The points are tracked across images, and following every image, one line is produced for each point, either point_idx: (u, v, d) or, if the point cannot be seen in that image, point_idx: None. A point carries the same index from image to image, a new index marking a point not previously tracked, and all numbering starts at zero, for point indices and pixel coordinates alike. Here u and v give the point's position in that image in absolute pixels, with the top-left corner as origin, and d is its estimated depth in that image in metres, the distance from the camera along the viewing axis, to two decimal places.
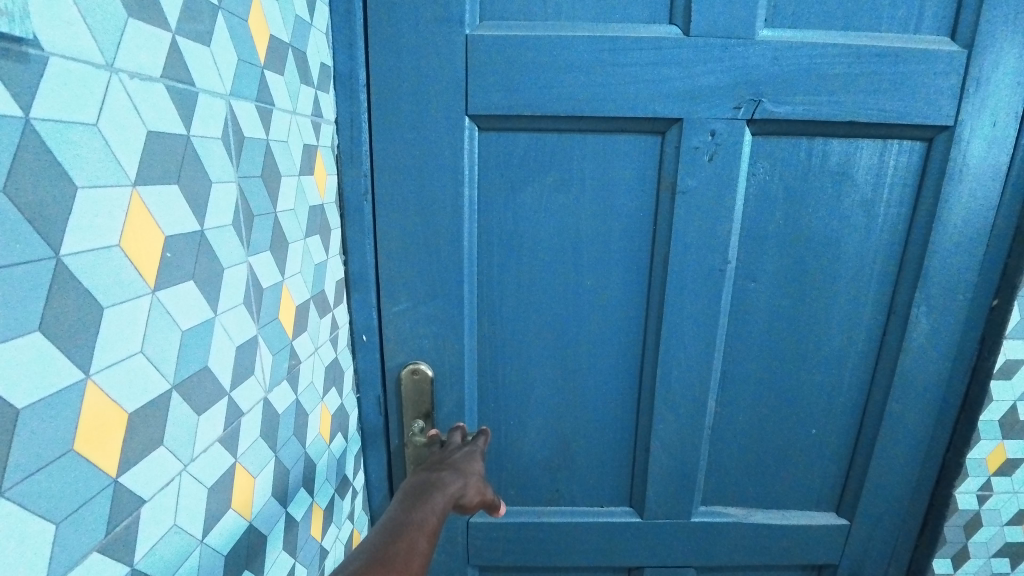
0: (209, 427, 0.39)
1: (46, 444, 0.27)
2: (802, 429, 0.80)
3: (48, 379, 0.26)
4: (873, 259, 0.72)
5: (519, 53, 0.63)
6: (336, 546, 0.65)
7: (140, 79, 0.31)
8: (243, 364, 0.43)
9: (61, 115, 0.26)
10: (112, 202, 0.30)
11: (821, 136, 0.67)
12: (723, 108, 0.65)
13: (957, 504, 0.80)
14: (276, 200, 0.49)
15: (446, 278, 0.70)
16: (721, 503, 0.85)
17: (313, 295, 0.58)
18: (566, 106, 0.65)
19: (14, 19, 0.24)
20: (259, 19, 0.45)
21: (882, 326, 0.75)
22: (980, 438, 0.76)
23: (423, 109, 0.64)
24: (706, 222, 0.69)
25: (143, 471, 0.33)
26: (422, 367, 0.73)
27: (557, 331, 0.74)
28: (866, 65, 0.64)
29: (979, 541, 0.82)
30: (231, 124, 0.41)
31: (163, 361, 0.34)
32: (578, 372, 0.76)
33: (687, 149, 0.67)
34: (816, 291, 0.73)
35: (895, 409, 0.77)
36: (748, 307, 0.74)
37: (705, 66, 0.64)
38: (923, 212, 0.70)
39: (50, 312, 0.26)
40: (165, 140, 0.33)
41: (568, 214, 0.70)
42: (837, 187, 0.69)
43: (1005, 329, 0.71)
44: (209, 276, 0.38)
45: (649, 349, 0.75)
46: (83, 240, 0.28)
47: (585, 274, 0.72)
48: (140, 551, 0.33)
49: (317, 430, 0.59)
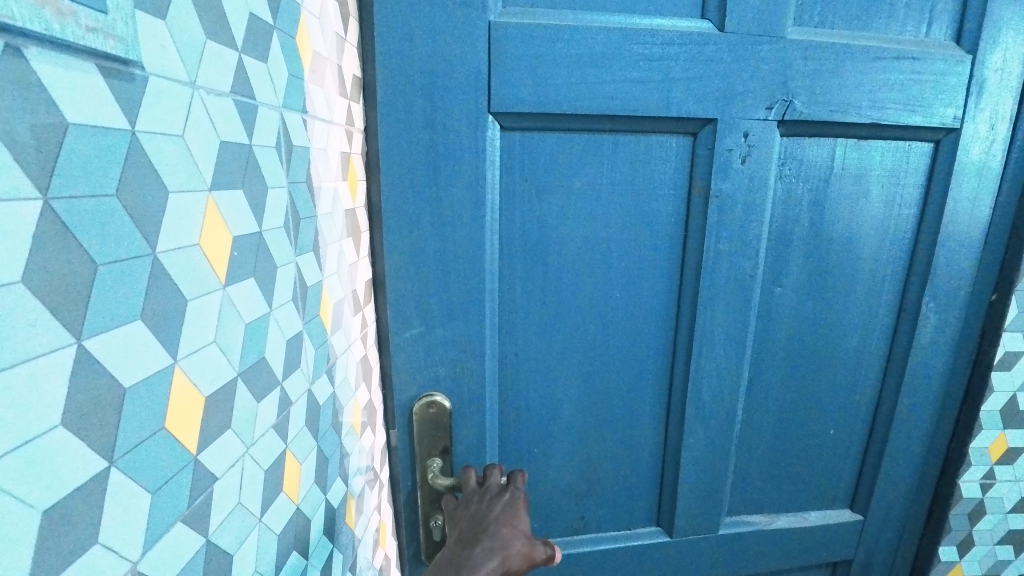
0: (265, 415, 0.42)
1: (145, 421, 0.30)
2: (820, 428, 0.85)
3: (143, 364, 0.30)
4: (887, 263, 0.78)
5: (541, 60, 0.66)
6: (365, 536, 0.68)
7: (214, 95, 0.34)
8: (293, 357, 0.47)
9: (156, 128, 0.30)
10: (193, 206, 0.33)
11: (848, 136, 0.72)
12: (757, 110, 0.70)
13: (962, 492, 0.88)
14: (317, 204, 0.52)
15: (472, 286, 0.72)
16: (745, 513, 0.89)
17: (346, 294, 0.61)
18: (597, 107, 0.68)
19: (127, 44, 0.27)
20: (304, 38, 0.49)
21: (893, 324, 0.81)
22: (982, 429, 0.85)
23: (448, 119, 0.67)
24: (737, 227, 0.74)
25: (214, 450, 0.36)
26: (438, 397, 0.76)
27: (586, 344, 0.77)
28: (884, 64, 0.69)
29: (984, 529, 0.91)
30: (282, 135, 0.44)
31: (229, 350, 0.37)
32: (596, 371, 0.79)
33: (721, 151, 0.70)
34: (837, 295, 0.78)
35: (905, 402, 0.84)
36: (776, 314, 0.79)
37: (733, 66, 0.68)
38: (931, 212, 0.76)
39: (146, 305, 0.30)
40: (233, 149, 0.37)
41: (593, 222, 0.73)
42: (857, 185, 0.74)
43: (1004, 323, 0.79)
44: (265, 275, 0.42)
45: (681, 360, 0.79)
46: (169, 240, 0.31)
47: (612, 284, 0.75)
48: (213, 523, 0.36)
49: (352, 422, 0.63)
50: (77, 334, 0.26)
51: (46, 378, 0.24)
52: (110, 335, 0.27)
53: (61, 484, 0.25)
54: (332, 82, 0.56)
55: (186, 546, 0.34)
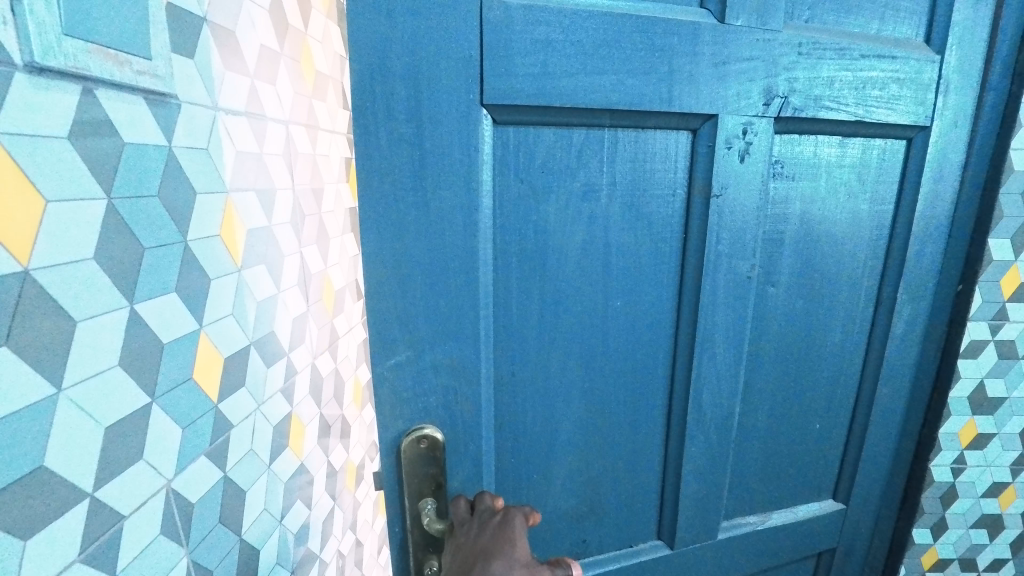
0: (194, 442, 0.39)
1: (22, 455, 0.27)
2: (809, 425, 0.88)
3: (14, 396, 0.26)
4: (865, 262, 0.82)
5: (541, 42, 0.59)
6: (337, 557, 0.65)
7: (117, 91, 0.31)
8: (233, 379, 0.43)
9: (31, 131, 0.26)
10: (87, 217, 0.29)
11: (836, 133, 0.75)
12: (754, 105, 0.69)
13: (932, 475, 0.91)
14: (274, 211, 0.48)
15: (462, 309, 0.63)
16: (741, 515, 0.91)
17: (346, 284, 0.67)
18: (598, 101, 0.63)
19: None
20: (308, 60, 0.55)
21: (871, 316, 0.85)
22: (950, 414, 0.88)
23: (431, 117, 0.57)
24: (738, 229, 0.73)
25: (121, 485, 0.32)
26: (428, 429, 0.65)
27: (587, 350, 0.73)
28: (869, 59, 0.71)
29: (956, 513, 0.94)
30: (218, 135, 0.40)
31: (139, 374, 0.33)
32: (604, 378, 0.75)
33: (720, 149, 0.69)
34: (824, 293, 0.81)
35: (882, 395, 0.88)
36: (770, 316, 0.80)
37: (730, 59, 0.66)
38: (905, 207, 0.80)
39: (21, 330, 0.26)
40: (145, 154, 0.33)
41: (595, 225, 0.69)
42: (851, 181, 0.78)
43: (969, 312, 0.83)
44: (192, 289, 0.38)
45: (682, 365, 0.77)
46: (49, 255, 0.27)
47: (614, 294, 0.72)
48: (121, 562, 0.33)
49: (317, 443, 0.59)
50: None
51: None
52: None
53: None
54: (332, 96, 0.62)
55: None
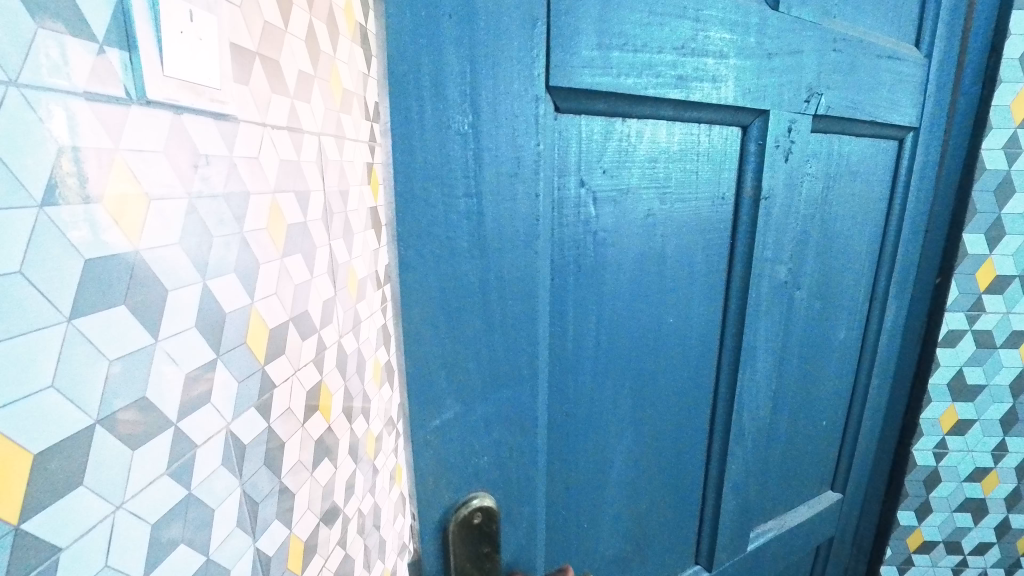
0: (245, 395, 0.47)
1: (131, 388, 0.35)
2: (815, 423, 1.14)
3: (126, 342, 0.35)
4: (858, 271, 1.06)
5: (612, 32, 0.64)
6: (359, 516, 0.74)
7: (195, 115, 0.40)
8: (275, 346, 0.52)
9: (137, 145, 0.35)
10: (174, 210, 0.38)
11: (852, 132, 0.94)
12: (798, 102, 0.83)
13: (915, 459, 1.21)
14: (308, 209, 0.58)
15: (520, 348, 0.67)
16: (765, 524, 1.15)
17: (369, 274, 0.76)
18: (667, 90, 0.70)
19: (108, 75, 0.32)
20: (337, 81, 0.64)
21: (869, 311, 1.12)
22: (932, 401, 1.16)
23: (489, 116, 0.57)
24: (780, 237, 0.91)
25: (193, 421, 0.41)
26: (479, 498, 0.68)
27: (650, 371, 0.85)
28: (879, 70, 0.91)
29: (941, 496, 1.23)
30: (265, 146, 0.49)
31: (210, 335, 0.42)
32: (653, 384, 0.87)
33: (769, 147, 0.83)
34: (834, 309, 1.06)
35: (872, 383, 1.17)
36: (791, 338, 1.01)
37: (781, 57, 0.79)
38: (897, 204, 1.06)
39: (132, 294, 0.35)
40: (214, 161, 0.42)
41: (654, 228, 0.77)
42: (854, 177, 0.98)
43: (946, 302, 1.11)
44: (245, 270, 0.47)
45: (725, 371, 0.95)
46: (152, 240, 0.36)
47: (668, 314, 0.84)
48: (193, 483, 0.41)
49: (342, 410, 0.68)
50: (67, 315, 0.31)
51: (26, 347, 0.29)
52: (96, 316, 0.32)
53: (43, 439, 0.30)
54: (358, 110, 0.71)
55: (166, 501, 0.39)
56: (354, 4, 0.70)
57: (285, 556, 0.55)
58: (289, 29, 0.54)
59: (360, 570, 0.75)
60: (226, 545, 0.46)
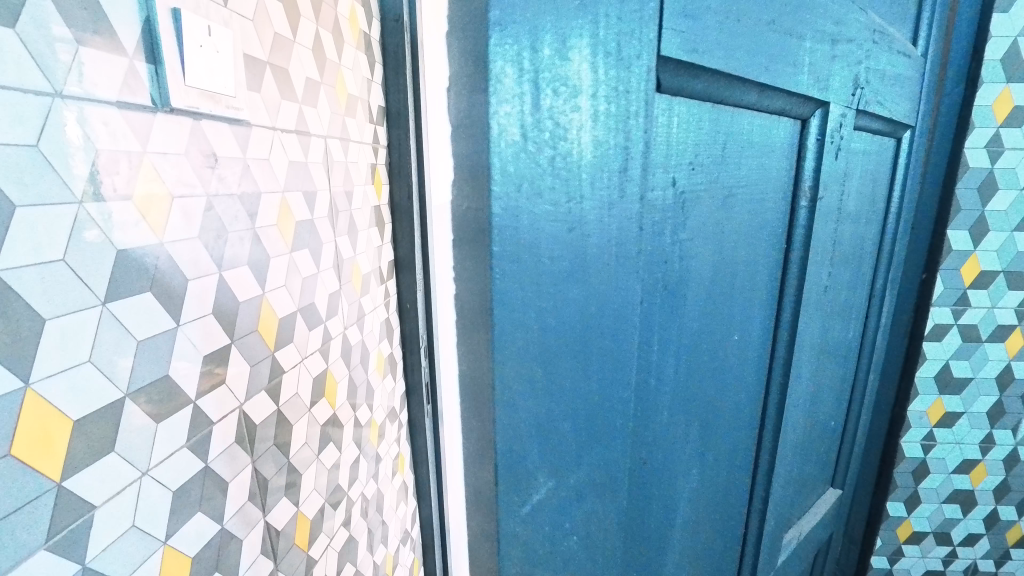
0: (257, 378, 0.51)
1: (156, 367, 0.39)
2: (827, 426, 1.17)
3: (152, 324, 0.39)
4: (864, 273, 1.09)
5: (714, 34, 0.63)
6: (363, 501, 0.78)
7: (213, 122, 0.44)
8: (285, 334, 0.56)
9: (162, 148, 0.39)
10: (195, 207, 0.42)
11: (879, 129, 0.98)
12: (845, 99, 0.87)
13: (903, 451, 1.25)
14: (315, 207, 0.62)
15: (611, 379, 0.71)
16: (789, 535, 1.16)
17: (372, 269, 0.80)
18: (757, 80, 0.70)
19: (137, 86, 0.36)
20: (342, 86, 0.68)
21: (868, 313, 1.15)
22: (919, 394, 1.21)
23: (603, 116, 0.59)
24: (827, 244, 0.95)
25: (210, 399, 0.45)
26: None
27: (710, 396, 0.88)
28: (902, 68, 0.96)
29: (930, 487, 1.27)
30: (276, 148, 0.53)
31: (225, 321, 0.46)
32: (716, 416, 0.91)
33: (824, 144, 0.86)
34: (848, 318, 1.09)
35: (864, 378, 1.21)
36: (828, 357, 1.06)
37: (840, 52, 0.82)
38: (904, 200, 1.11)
39: (158, 282, 0.39)
40: (230, 162, 0.46)
41: (728, 237, 0.79)
42: (878, 174, 1.02)
43: (931, 298, 1.15)
44: (256, 263, 0.51)
45: (774, 385, 0.99)
46: (174, 234, 0.40)
47: (733, 336, 0.88)
48: (210, 456, 0.45)
49: (347, 398, 0.72)
50: (102, 299, 0.35)
51: (68, 328, 0.32)
52: (126, 301, 0.36)
53: (83, 408, 0.34)
54: (363, 113, 0.75)
55: (186, 470, 0.42)
56: (358, 12, 0.74)
57: (293, 532, 0.59)
58: (298, 39, 0.58)
59: (362, 552, 0.79)
60: (239, 517, 0.49)
